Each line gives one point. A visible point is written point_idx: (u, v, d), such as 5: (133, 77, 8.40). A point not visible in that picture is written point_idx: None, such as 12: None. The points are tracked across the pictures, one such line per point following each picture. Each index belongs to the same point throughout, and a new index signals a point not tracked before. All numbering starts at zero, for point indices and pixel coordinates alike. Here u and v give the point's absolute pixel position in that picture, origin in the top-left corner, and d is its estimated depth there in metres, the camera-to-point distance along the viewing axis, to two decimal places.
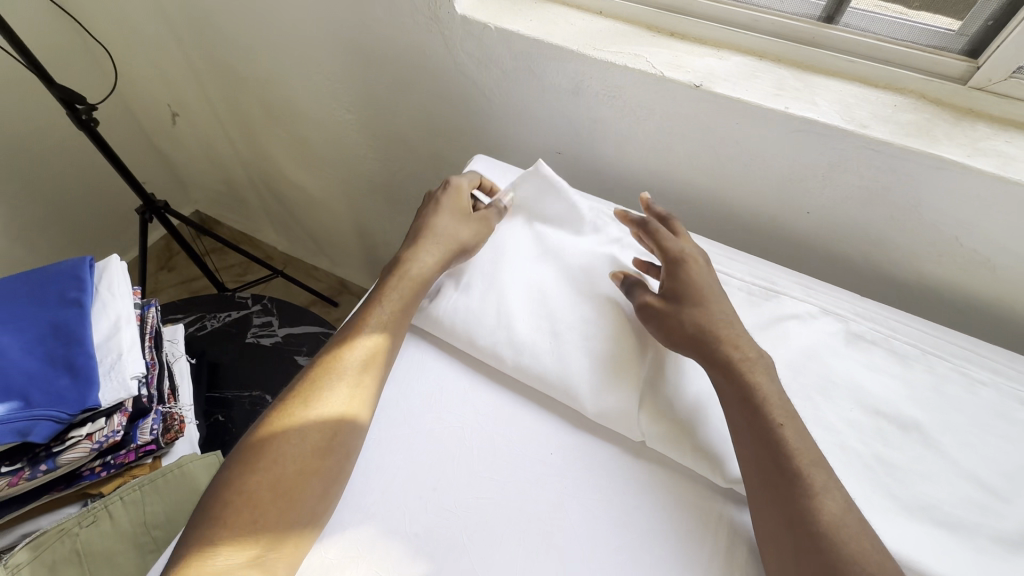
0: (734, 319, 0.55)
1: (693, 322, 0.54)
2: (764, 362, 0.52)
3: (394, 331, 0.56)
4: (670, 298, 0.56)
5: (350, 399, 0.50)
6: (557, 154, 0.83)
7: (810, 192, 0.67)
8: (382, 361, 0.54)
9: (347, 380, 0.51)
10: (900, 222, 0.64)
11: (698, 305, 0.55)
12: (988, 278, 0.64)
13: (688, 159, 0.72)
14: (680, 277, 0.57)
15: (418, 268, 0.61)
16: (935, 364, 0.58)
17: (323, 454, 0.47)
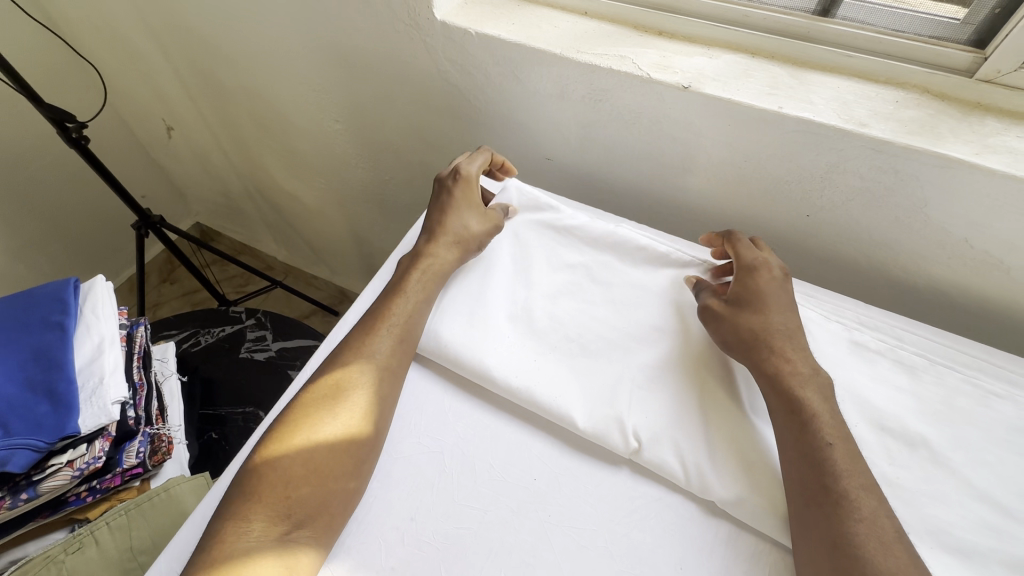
0: (796, 336, 0.52)
1: (749, 329, 0.52)
2: (817, 378, 0.49)
3: (414, 318, 0.57)
4: (733, 302, 0.55)
5: (376, 377, 0.52)
6: (546, 160, 0.80)
7: (809, 194, 0.64)
8: (404, 342, 0.55)
9: (374, 364, 0.53)
10: (905, 224, 0.61)
11: (752, 316, 0.53)
12: (1003, 281, 0.60)
13: (681, 162, 0.69)
14: (750, 288, 0.55)
15: (433, 253, 0.61)
16: (946, 375, 0.55)
17: (352, 433, 0.48)
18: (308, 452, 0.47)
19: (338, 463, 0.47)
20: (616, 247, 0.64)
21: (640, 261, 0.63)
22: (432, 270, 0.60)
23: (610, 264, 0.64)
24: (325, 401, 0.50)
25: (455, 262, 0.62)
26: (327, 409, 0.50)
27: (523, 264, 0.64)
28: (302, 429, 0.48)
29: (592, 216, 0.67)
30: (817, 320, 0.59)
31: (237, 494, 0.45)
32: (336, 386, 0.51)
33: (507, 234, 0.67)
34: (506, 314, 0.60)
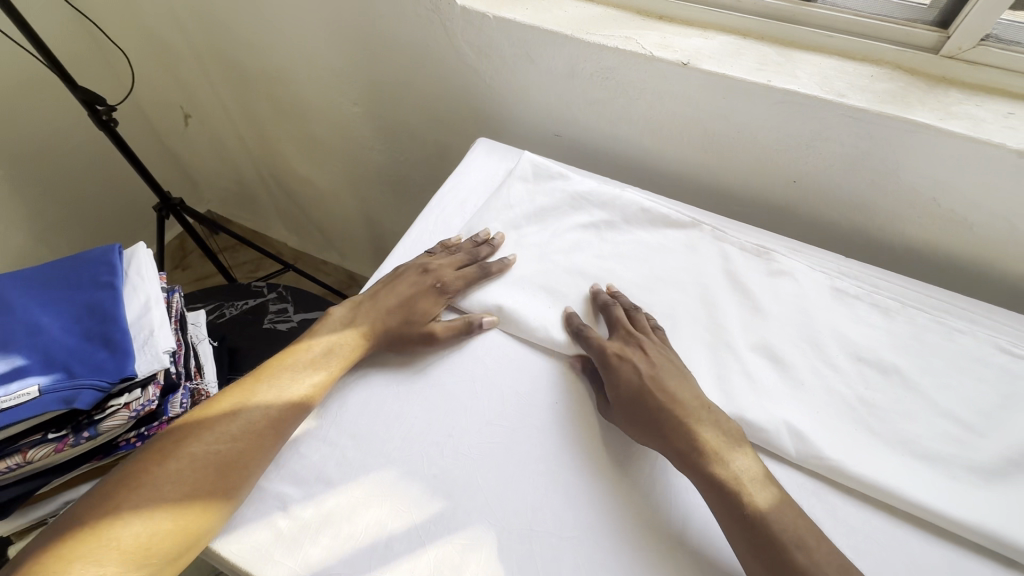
0: (684, 401, 0.52)
1: (671, 437, 0.50)
2: (720, 440, 0.50)
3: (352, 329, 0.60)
4: (636, 412, 0.52)
5: (298, 380, 0.55)
6: (555, 136, 0.87)
7: (795, 161, 0.71)
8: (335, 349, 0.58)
9: (300, 368, 0.56)
10: (880, 186, 0.68)
11: (635, 403, 0.53)
12: (967, 236, 0.67)
13: (679, 135, 0.76)
14: (617, 377, 0.54)
15: (394, 277, 0.65)
16: (918, 316, 0.62)
17: (259, 432, 0.51)
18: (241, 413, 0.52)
19: (239, 456, 0.49)
20: (623, 209, 0.71)
21: (644, 221, 0.70)
22: (388, 289, 0.64)
23: (617, 225, 0.70)
24: (277, 370, 0.56)
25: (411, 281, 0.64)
26: (271, 378, 0.55)
27: (539, 224, 0.71)
28: (245, 392, 0.54)
29: (600, 183, 0.74)
30: (805, 270, 0.66)
31: (180, 429, 0.52)
32: (289, 362, 0.57)
33: (527, 194, 0.73)
34: (528, 266, 0.66)
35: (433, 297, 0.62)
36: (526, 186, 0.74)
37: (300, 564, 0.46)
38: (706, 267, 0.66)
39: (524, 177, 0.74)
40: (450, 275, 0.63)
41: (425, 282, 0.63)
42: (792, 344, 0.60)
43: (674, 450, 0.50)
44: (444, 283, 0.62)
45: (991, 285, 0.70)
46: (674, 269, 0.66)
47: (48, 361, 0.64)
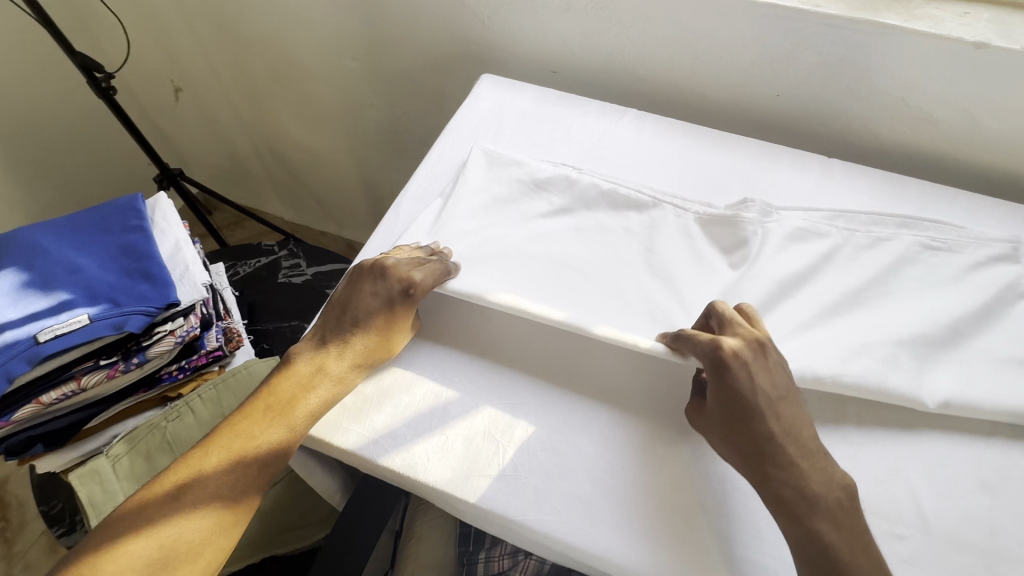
0: (799, 444, 0.46)
1: (781, 488, 0.44)
2: (835, 496, 0.44)
3: (312, 372, 0.53)
4: (738, 441, 0.47)
5: (255, 446, 0.49)
6: (552, 73, 0.92)
7: (778, 74, 0.77)
8: (292, 401, 0.51)
9: (257, 430, 0.50)
10: (855, 92, 0.75)
11: (743, 429, 0.46)
12: (933, 131, 0.74)
13: (670, 59, 0.81)
14: (729, 398, 0.47)
15: (348, 291, 0.56)
16: (894, 201, 0.69)
17: (217, 512, 0.47)
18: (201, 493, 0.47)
19: (197, 541, 0.46)
20: (584, 196, 0.65)
21: (606, 205, 0.64)
22: (344, 312, 0.55)
23: (578, 210, 0.65)
24: (235, 433, 0.50)
25: (370, 297, 0.54)
26: (223, 444, 0.50)
27: (496, 214, 0.64)
28: (202, 463, 0.49)
29: (556, 164, 0.68)
30: (789, 239, 0.60)
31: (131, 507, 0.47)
32: (246, 421, 0.51)
33: (481, 182, 0.66)
34: (493, 251, 0.61)
35: (399, 307, 0.55)
36: (483, 177, 0.67)
37: (367, 429, 0.51)
38: (677, 248, 0.61)
39: (476, 165, 0.67)
40: (418, 277, 0.54)
41: (388, 294, 0.54)
42: None
43: (768, 487, 0.45)
44: (412, 290, 0.54)
45: (956, 177, 0.78)
46: (648, 247, 0.61)
47: (92, 294, 0.67)
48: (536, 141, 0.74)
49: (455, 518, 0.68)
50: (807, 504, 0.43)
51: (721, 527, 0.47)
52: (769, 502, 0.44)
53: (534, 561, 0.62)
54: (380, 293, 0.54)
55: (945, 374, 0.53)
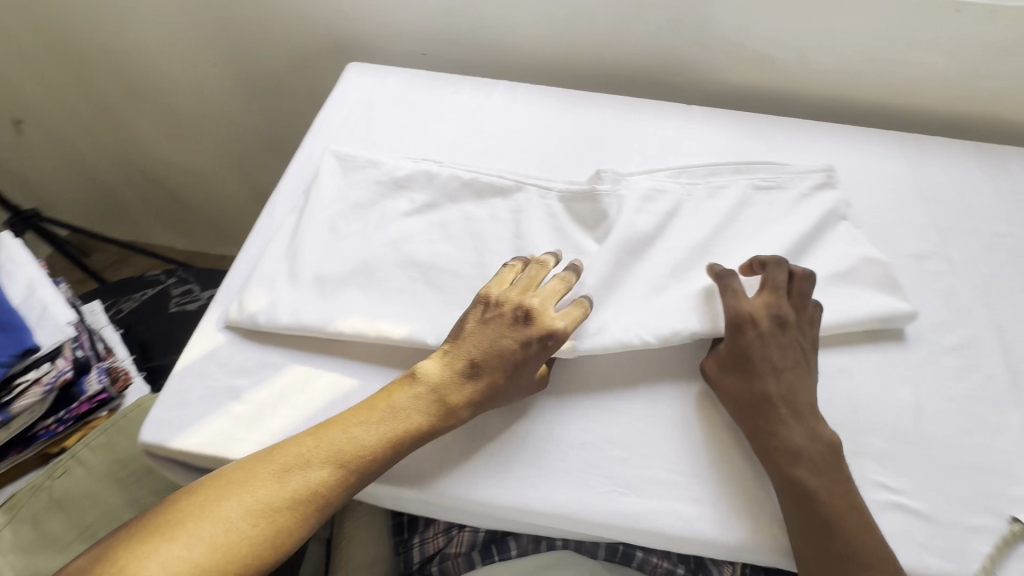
0: (797, 403, 0.51)
1: (777, 435, 0.49)
2: (818, 449, 0.49)
3: (388, 430, 0.48)
4: (743, 386, 0.52)
5: (304, 493, 0.44)
6: (423, 56, 0.91)
7: (633, 32, 0.81)
8: (354, 456, 0.46)
9: (309, 480, 0.45)
10: (701, 42, 0.80)
11: (747, 382, 0.52)
12: (773, 70, 0.81)
13: (532, 28, 0.83)
14: (738, 347, 0.53)
15: (495, 303, 0.53)
16: (746, 137, 0.75)
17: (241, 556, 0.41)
18: (245, 537, 0.42)
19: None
20: (444, 188, 0.66)
21: (469, 194, 0.66)
22: (461, 351, 0.51)
23: (440, 204, 0.65)
24: (296, 469, 0.45)
25: (506, 335, 0.51)
26: (264, 484, 0.44)
27: (357, 220, 0.64)
28: (255, 494, 0.43)
29: (416, 160, 0.68)
30: (641, 200, 0.64)
31: (159, 530, 0.41)
32: (298, 464, 0.45)
33: (336, 190, 0.66)
34: (352, 263, 0.60)
35: (512, 353, 0.51)
36: (338, 182, 0.66)
37: (266, 434, 0.50)
38: (538, 225, 0.63)
39: (328, 172, 0.66)
40: (558, 325, 0.52)
41: (506, 338, 0.51)
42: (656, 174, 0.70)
43: (760, 439, 0.50)
44: (548, 338, 0.51)
45: (797, 111, 0.86)
46: (512, 228, 0.63)
47: None
48: (394, 135, 0.73)
49: (385, 511, 0.66)
50: (792, 454, 0.48)
51: (620, 455, 0.52)
52: (764, 452, 0.50)
53: (468, 533, 0.60)
54: (502, 335, 0.51)
55: None
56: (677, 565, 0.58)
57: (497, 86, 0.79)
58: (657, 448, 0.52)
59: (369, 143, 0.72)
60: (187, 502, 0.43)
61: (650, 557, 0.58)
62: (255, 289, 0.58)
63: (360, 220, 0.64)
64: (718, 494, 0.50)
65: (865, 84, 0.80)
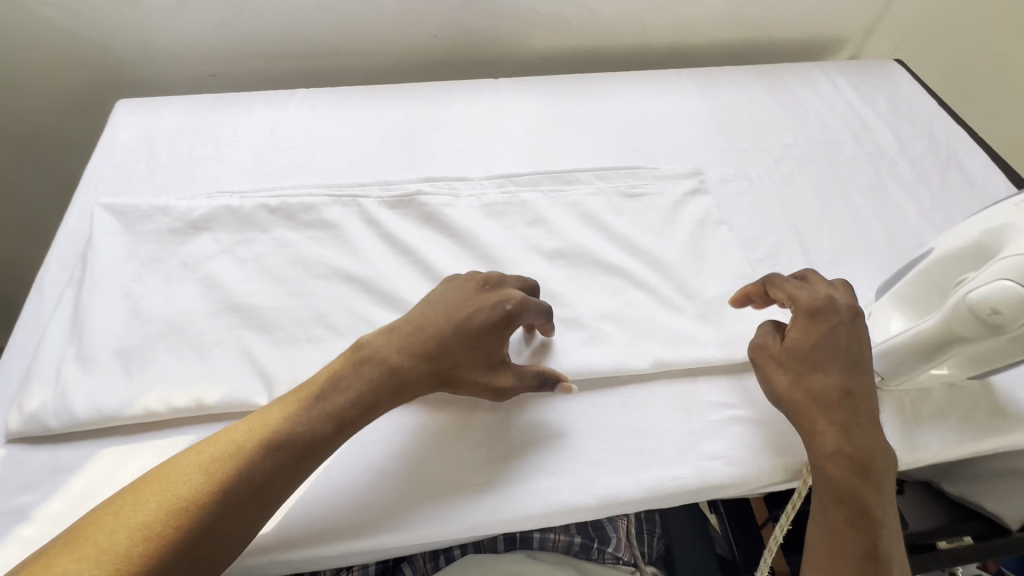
0: (867, 420, 0.45)
1: (851, 452, 0.43)
2: (884, 474, 0.44)
3: (335, 411, 0.43)
4: (817, 394, 0.46)
5: (234, 490, 0.39)
6: (212, 77, 0.82)
7: (425, 15, 0.78)
8: (294, 444, 0.41)
9: (241, 475, 0.39)
10: (494, 15, 0.79)
11: (820, 389, 0.46)
12: (570, 30, 0.83)
13: (320, 28, 0.78)
14: (825, 343, 0.47)
15: (448, 289, 0.49)
16: (556, 101, 0.75)
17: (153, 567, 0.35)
18: (169, 542, 0.36)
19: None
20: (251, 220, 0.59)
21: (277, 219, 0.60)
22: (411, 329, 0.47)
23: (249, 236, 0.59)
24: (220, 466, 0.40)
25: (456, 306, 0.48)
26: (187, 482, 0.39)
27: (152, 275, 0.55)
28: (188, 487, 0.38)
29: (210, 195, 0.61)
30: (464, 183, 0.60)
31: (68, 547, 0.35)
32: (230, 456, 0.40)
33: (121, 249, 0.56)
34: (156, 326, 0.52)
35: (464, 319, 0.47)
36: (121, 239, 0.57)
37: None
38: (360, 239, 0.59)
39: (106, 231, 0.57)
40: (519, 295, 0.48)
41: (464, 308, 0.47)
42: (476, 154, 0.68)
43: (832, 458, 0.44)
44: (509, 306, 0.47)
45: (603, 65, 0.89)
46: (334, 248, 0.59)
47: None
48: (184, 172, 0.65)
49: None
50: (863, 486, 0.43)
51: (464, 452, 0.47)
52: (838, 475, 0.43)
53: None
54: (456, 310, 0.47)
55: (630, 231, 0.60)
56: (575, 536, 0.58)
57: (293, 97, 0.73)
58: (503, 431, 0.48)
59: (157, 187, 0.63)
60: (92, 516, 0.37)
61: (548, 533, 0.58)
62: (35, 384, 0.48)
63: (158, 273, 0.56)
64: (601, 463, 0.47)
65: (655, 30, 0.84)
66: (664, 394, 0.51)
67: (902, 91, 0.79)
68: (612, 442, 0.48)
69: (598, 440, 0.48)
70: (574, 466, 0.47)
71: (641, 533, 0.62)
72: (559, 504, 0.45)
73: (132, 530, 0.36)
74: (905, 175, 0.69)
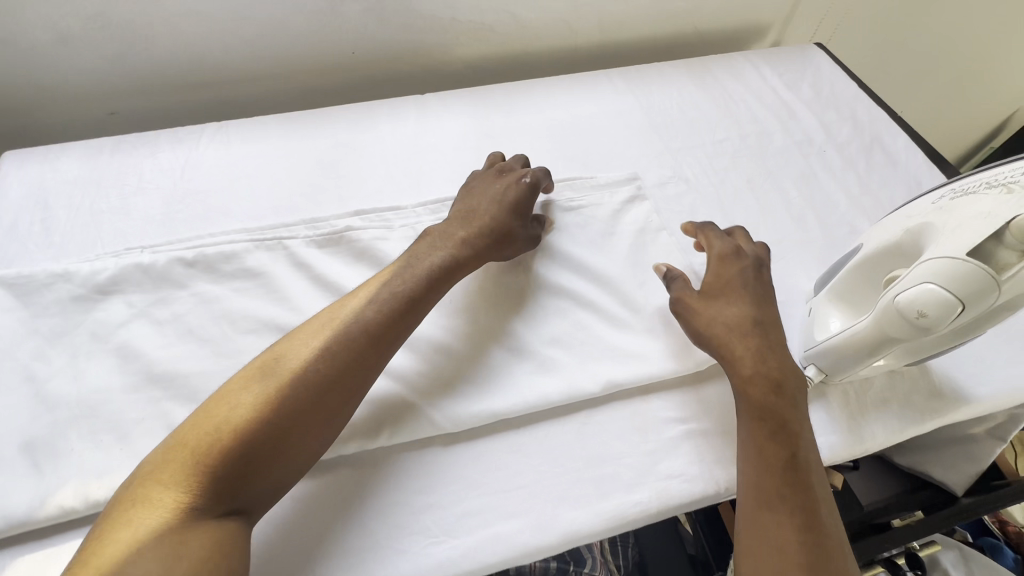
0: (775, 344, 0.49)
1: (762, 366, 0.47)
2: (795, 392, 0.47)
3: (419, 273, 0.50)
4: (728, 318, 0.50)
5: (355, 338, 0.45)
6: (112, 115, 0.76)
7: (340, 33, 0.74)
8: (397, 296, 0.48)
9: (353, 327, 0.46)
10: (413, 27, 0.76)
11: (733, 315, 0.50)
12: (494, 37, 0.80)
13: (225, 55, 0.72)
14: (732, 278, 0.52)
15: (478, 185, 0.59)
16: (485, 113, 0.73)
17: (302, 402, 0.42)
18: (310, 381, 0.43)
19: (269, 435, 0.40)
20: (166, 276, 0.55)
21: (194, 273, 0.55)
22: (460, 214, 0.56)
23: (164, 295, 0.54)
24: (331, 324, 0.46)
25: (489, 192, 0.57)
26: (309, 339, 0.45)
27: (56, 352, 0.50)
28: (308, 345, 0.44)
29: (115, 252, 0.55)
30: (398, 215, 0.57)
31: (216, 406, 0.41)
32: (339, 316, 0.47)
33: (16, 327, 0.51)
34: (66, 410, 0.47)
35: (500, 198, 0.57)
36: (15, 315, 0.51)
37: None
38: (289, 286, 0.55)
39: None
40: (533, 171, 0.58)
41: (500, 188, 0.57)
42: (406, 179, 0.66)
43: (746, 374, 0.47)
44: (529, 178, 0.57)
45: (531, 68, 0.87)
46: (261, 298, 0.55)
47: None
48: (85, 230, 0.59)
49: None
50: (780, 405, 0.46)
51: (419, 503, 0.45)
52: (752, 389, 0.47)
53: None
54: (491, 193, 0.57)
55: (573, 249, 0.58)
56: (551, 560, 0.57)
57: (203, 133, 0.68)
58: (459, 476, 0.47)
59: (54, 249, 0.58)
60: (237, 378, 0.43)
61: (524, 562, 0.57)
62: None
63: (63, 349, 0.50)
64: (561, 498, 0.46)
65: (580, 30, 0.83)
66: (618, 415, 0.50)
67: (824, 75, 0.81)
68: (569, 475, 0.47)
69: (556, 473, 0.47)
70: (534, 504, 0.45)
71: (616, 547, 0.65)
72: (521, 547, 0.44)
73: (274, 379, 0.42)
74: (833, 162, 0.70)
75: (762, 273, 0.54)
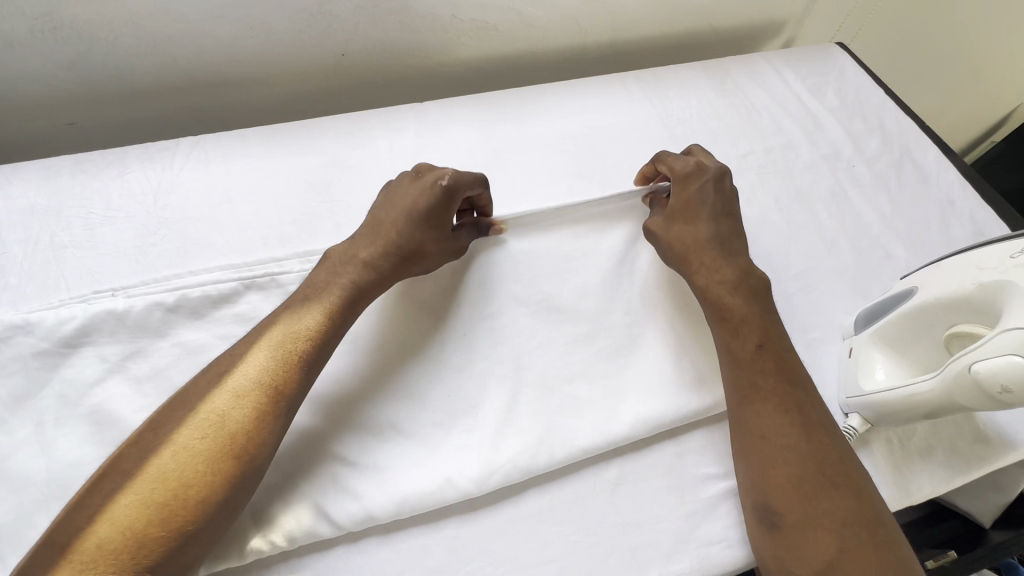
0: (738, 264, 0.49)
1: (726, 291, 0.48)
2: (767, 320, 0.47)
3: (330, 310, 0.45)
4: (693, 244, 0.50)
5: (255, 394, 0.40)
6: (71, 125, 0.67)
7: (328, 34, 0.66)
8: (301, 342, 0.43)
9: (257, 380, 0.40)
10: (410, 26, 0.68)
11: (700, 242, 0.50)
12: (498, 36, 0.73)
13: (197, 58, 0.64)
14: (693, 201, 0.51)
15: (391, 192, 0.50)
16: (491, 124, 0.67)
17: (203, 473, 0.37)
18: (211, 448, 0.38)
19: (172, 514, 0.35)
20: (143, 325, 0.48)
21: (174, 319, 0.49)
22: (372, 229, 0.48)
23: (140, 346, 0.48)
24: (232, 379, 0.40)
25: (404, 199, 0.49)
26: (206, 399, 0.39)
27: (18, 419, 0.44)
28: (209, 406, 0.39)
29: (82, 296, 0.48)
30: None
31: (110, 483, 0.36)
32: (241, 368, 0.41)
33: None
34: (35, 490, 0.42)
35: (411, 205, 0.48)
36: None
37: None
38: None
39: None
40: (450, 172, 0.48)
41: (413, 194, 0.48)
42: None
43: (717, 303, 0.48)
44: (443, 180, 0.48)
45: (534, 69, 0.80)
46: None
47: None
48: (46, 268, 0.52)
49: None
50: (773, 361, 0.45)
51: None
52: (720, 317, 0.47)
53: None
54: (404, 202, 0.48)
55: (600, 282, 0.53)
56: None
57: (177, 150, 0.60)
58: (485, 550, 0.43)
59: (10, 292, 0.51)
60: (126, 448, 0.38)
61: None
62: None
63: (27, 415, 0.44)
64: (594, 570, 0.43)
65: (590, 28, 0.76)
66: (652, 473, 0.46)
67: (849, 80, 0.76)
68: (601, 544, 0.43)
69: (588, 543, 0.43)
70: None
71: None
72: None
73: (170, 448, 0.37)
74: (864, 179, 0.66)
75: (724, 193, 0.52)
